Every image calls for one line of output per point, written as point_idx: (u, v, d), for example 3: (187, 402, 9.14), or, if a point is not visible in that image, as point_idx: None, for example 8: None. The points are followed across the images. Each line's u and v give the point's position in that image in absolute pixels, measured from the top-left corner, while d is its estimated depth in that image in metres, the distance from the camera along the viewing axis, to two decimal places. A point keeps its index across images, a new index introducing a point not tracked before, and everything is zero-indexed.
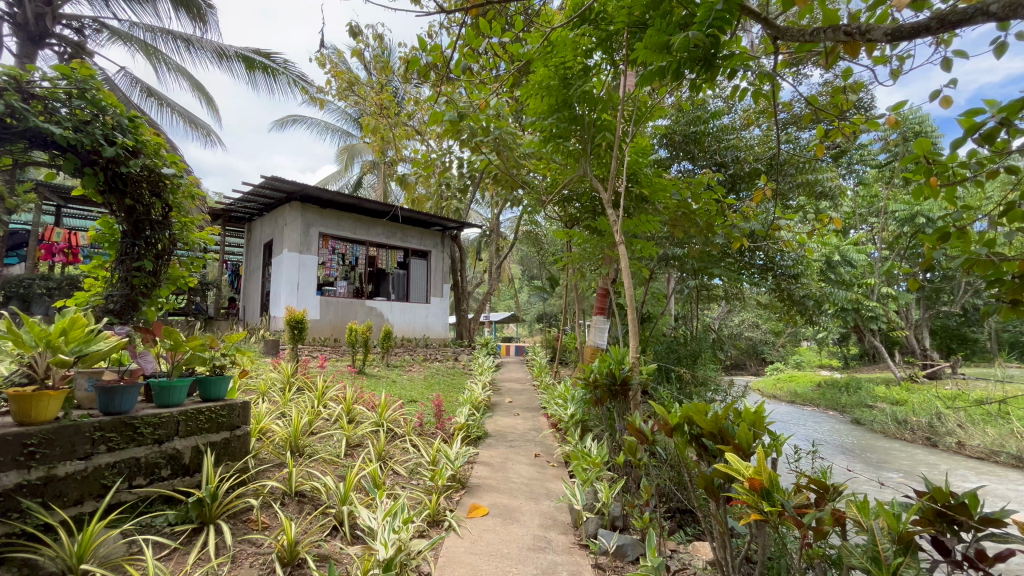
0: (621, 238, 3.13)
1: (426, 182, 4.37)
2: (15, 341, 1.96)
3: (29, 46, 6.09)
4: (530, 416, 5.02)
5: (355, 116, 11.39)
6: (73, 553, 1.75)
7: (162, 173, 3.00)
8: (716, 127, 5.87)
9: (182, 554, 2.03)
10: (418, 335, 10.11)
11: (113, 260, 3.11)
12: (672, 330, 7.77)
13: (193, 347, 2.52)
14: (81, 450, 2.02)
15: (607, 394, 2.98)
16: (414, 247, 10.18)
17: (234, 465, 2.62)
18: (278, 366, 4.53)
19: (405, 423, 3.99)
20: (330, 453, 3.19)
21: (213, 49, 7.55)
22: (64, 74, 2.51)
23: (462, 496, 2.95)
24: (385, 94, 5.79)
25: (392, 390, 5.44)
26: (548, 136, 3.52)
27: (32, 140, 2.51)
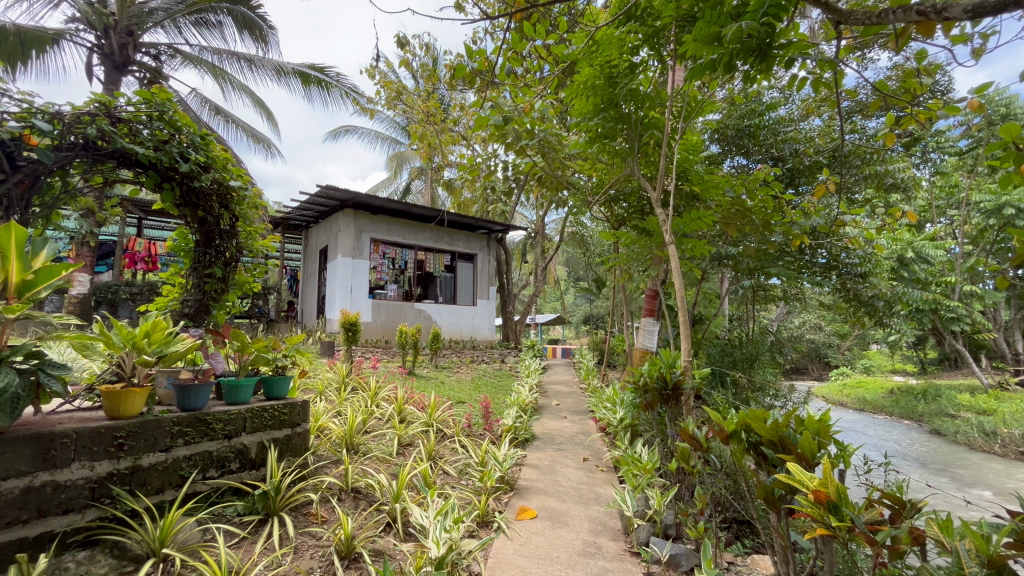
0: (671, 237, 3.02)
1: (472, 187, 4.43)
2: (107, 342, 2.15)
3: (114, 73, 6.72)
4: (578, 419, 4.98)
5: (403, 124, 11.74)
6: (156, 538, 1.91)
7: (229, 186, 3.20)
8: (772, 119, 5.60)
9: (250, 543, 2.16)
10: (466, 337, 10.26)
11: (187, 268, 3.36)
12: (726, 332, 7.47)
13: (257, 348, 2.69)
14: (162, 443, 2.20)
15: (657, 398, 2.90)
16: (461, 251, 10.36)
17: (295, 460, 2.76)
18: (334, 367, 4.74)
19: (454, 424, 4.07)
20: (384, 452, 3.29)
21: (273, 66, 8.02)
22: (146, 98, 2.74)
23: (510, 498, 2.96)
24: (432, 102, 5.94)
25: (441, 391, 5.54)
26: (594, 136, 3.50)
27: (119, 159, 2.76)
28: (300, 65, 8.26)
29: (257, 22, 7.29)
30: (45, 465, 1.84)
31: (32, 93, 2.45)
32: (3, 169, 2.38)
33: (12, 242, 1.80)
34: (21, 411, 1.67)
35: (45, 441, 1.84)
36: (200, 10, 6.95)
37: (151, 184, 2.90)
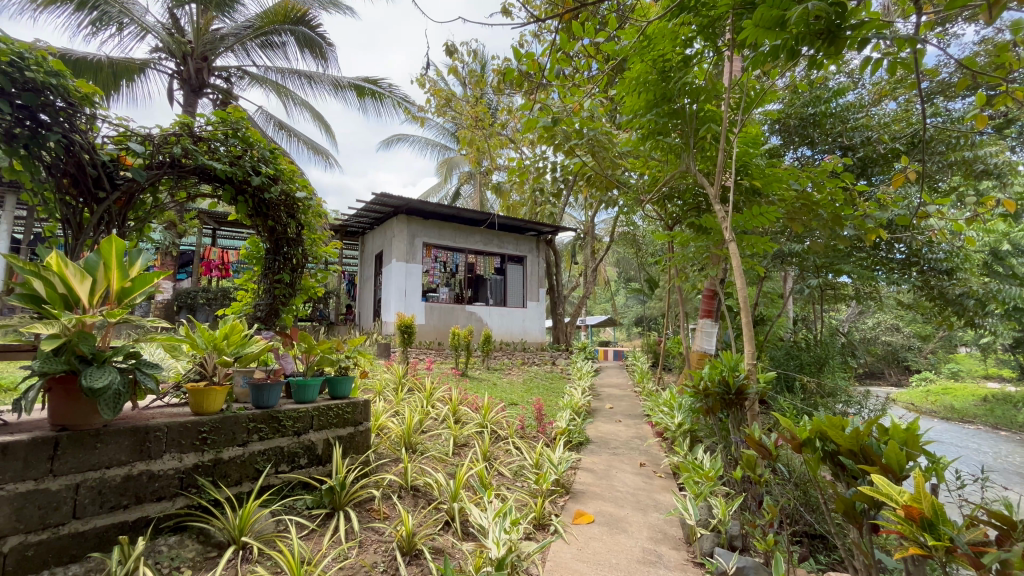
0: (732, 235, 2.87)
1: (521, 190, 4.45)
2: (192, 343, 2.33)
3: (191, 96, 7.29)
4: (633, 423, 4.86)
5: (452, 130, 11.99)
6: (236, 526, 2.06)
7: (295, 197, 3.38)
8: (839, 106, 5.25)
9: (319, 536, 2.27)
10: (517, 339, 10.31)
11: (259, 274, 3.58)
12: (791, 333, 7.05)
13: (322, 350, 2.84)
14: (240, 438, 2.36)
15: (719, 403, 2.79)
16: (510, 253, 10.43)
17: (358, 457, 2.88)
18: (391, 368, 4.90)
19: (507, 425, 4.09)
20: (440, 451, 3.36)
21: (331, 81, 8.43)
22: (222, 118, 2.96)
23: (567, 501, 2.94)
24: (480, 107, 6.02)
25: (493, 392, 5.60)
26: (646, 133, 3.41)
27: (200, 175, 2.99)
28: (355, 79, 8.64)
29: (317, 40, 7.69)
30: (142, 456, 2.02)
31: (125, 118, 2.70)
32: (104, 188, 2.65)
33: (111, 253, 1.99)
34: (122, 406, 1.84)
35: (140, 434, 2.01)
36: (266, 32, 7.42)
37: (227, 197, 3.12)
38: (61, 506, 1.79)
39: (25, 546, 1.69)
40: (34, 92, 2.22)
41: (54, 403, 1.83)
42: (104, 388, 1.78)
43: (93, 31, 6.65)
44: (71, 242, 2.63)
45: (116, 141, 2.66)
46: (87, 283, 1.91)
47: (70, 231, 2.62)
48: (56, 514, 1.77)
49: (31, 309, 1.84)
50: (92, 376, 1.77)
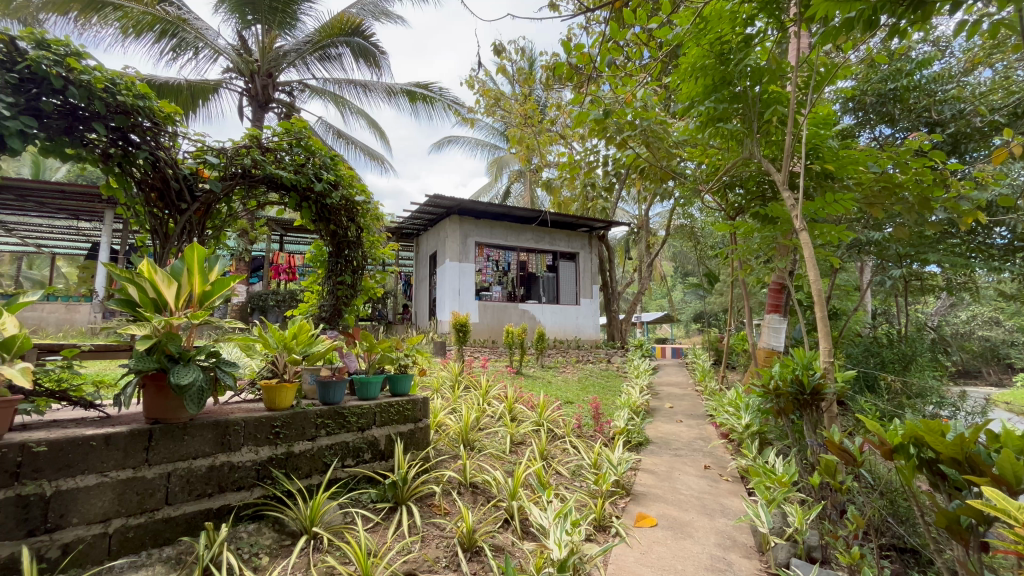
0: (802, 223, 2.65)
1: (571, 186, 4.36)
2: (265, 343, 2.48)
3: (258, 111, 7.76)
4: (695, 423, 4.68)
5: (502, 129, 12.07)
6: (307, 517, 2.17)
7: (355, 202, 3.51)
8: (925, 78, 4.77)
9: (383, 528, 2.35)
10: (571, 337, 10.21)
11: (323, 276, 3.74)
12: (871, 329, 6.50)
13: (383, 349, 2.94)
14: (309, 432, 2.48)
15: (792, 403, 2.60)
16: (562, 250, 10.35)
17: (418, 453, 2.94)
18: (448, 366, 4.99)
19: (564, 424, 4.05)
20: (498, 449, 3.38)
21: (384, 88, 8.70)
22: (286, 129, 3.13)
23: (628, 503, 2.87)
24: (529, 104, 5.99)
25: (549, 391, 5.57)
26: (704, 121, 3.25)
27: (268, 183, 3.17)
28: (407, 85, 8.86)
29: (371, 49, 7.95)
30: (223, 448, 2.16)
31: (202, 134, 2.90)
32: (186, 200, 2.87)
33: (194, 259, 2.16)
34: (205, 401, 1.99)
35: (221, 427, 2.16)
36: (323, 45, 7.77)
37: (293, 204, 3.29)
38: (156, 493, 1.95)
39: (127, 528, 1.86)
40: (125, 115, 2.42)
41: (147, 399, 1.99)
42: (189, 385, 1.93)
43: (173, 57, 7.24)
44: (159, 251, 2.86)
45: (195, 155, 2.87)
46: (173, 288, 2.08)
47: (158, 241, 2.86)
48: (151, 500, 1.93)
49: (127, 312, 2.02)
50: (179, 373, 1.91)
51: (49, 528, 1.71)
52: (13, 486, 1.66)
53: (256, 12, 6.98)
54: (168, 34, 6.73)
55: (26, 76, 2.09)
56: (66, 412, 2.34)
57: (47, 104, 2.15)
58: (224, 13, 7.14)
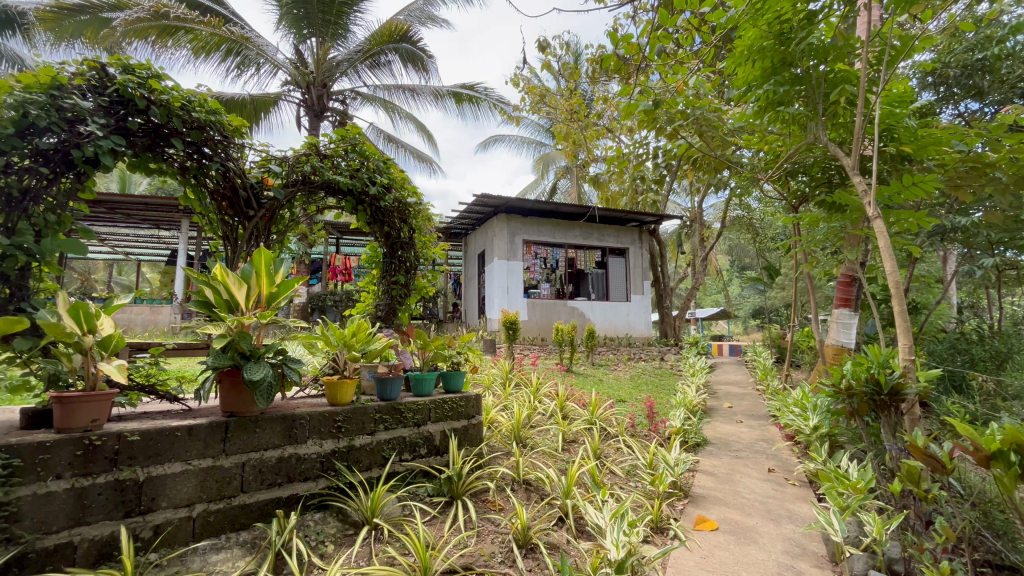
0: (876, 210, 2.45)
1: (620, 180, 4.25)
2: (327, 341, 2.60)
3: (314, 120, 8.13)
4: (757, 424, 4.46)
5: (548, 126, 12.02)
6: (368, 508, 2.26)
7: (407, 203, 3.60)
8: (1020, 44, 4.29)
9: (440, 522, 2.41)
10: (622, 334, 10.02)
11: (377, 276, 3.87)
12: (957, 323, 5.93)
13: (436, 346, 3.01)
14: (368, 427, 2.58)
15: (867, 405, 2.42)
16: (611, 246, 10.17)
17: (473, 449, 2.99)
18: (498, 364, 5.04)
19: (617, 423, 3.98)
20: (550, 447, 3.38)
21: (432, 92, 8.88)
22: (342, 136, 3.27)
23: (686, 506, 2.78)
24: (575, 99, 5.93)
25: (600, 389, 5.49)
26: (763, 105, 3.07)
27: (326, 189, 3.31)
28: (454, 86, 9.00)
29: (419, 54, 8.14)
30: (291, 441, 2.29)
31: (267, 144, 3.08)
32: (253, 207, 3.04)
33: (261, 262, 2.30)
34: (274, 396, 2.11)
35: (289, 421, 2.29)
36: (373, 53, 8.02)
37: (350, 207, 3.43)
38: (232, 481, 2.09)
39: (208, 513, 2.00)
40: (198, 129, 2.61)
41: (223, 393, 2.14)
42: (260, 380, 2.05)
43: (238, 74, 7.74)
44: (230, 255, 3.06)
45: (260, 164, 3.05)
46: (244, 289, 2.21)
47: (229, 246, 3.05)
48: (229, 488, 2.08)
49: (204, 313, 2.18)
50: (250, 370, 2.04)
51: (143, 510, 1.87)
52: (112, 471, 1.83)
53: (311, 26, 7.35)
54: (234, 52, 7.20)
55: (115, 98, 2.29)
56: (155, 404, 2.56)
57: (133, 123, 2.35)
58: (283, 30, 7.55)
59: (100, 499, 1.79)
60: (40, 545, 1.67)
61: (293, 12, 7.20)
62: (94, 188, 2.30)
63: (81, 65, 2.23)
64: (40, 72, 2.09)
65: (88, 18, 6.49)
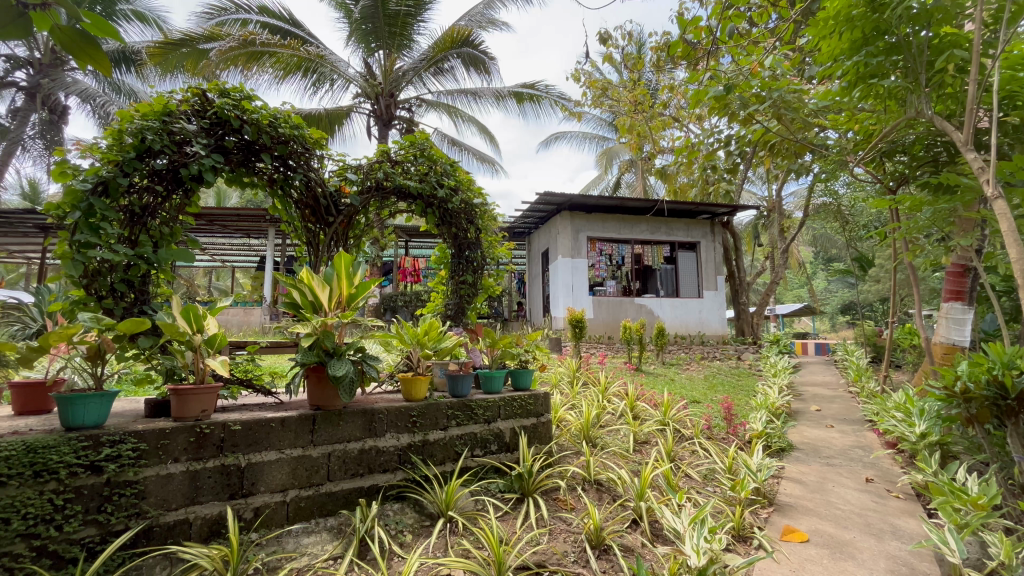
0: (997, 187, 2.14)
1: (690, 171, 4.06)
2: (401, 339, 2.72)
3: (383, 128, 8.52)
4: (851, 429, 4.09)
5: (610, 119, 11.78)
6: (443, 501, 2.34)
7: (473, 204, 3.67)
8: None
9: (512, 518, 2.44)
10: (694, 332, 9.59)
11: (446, 276, 3.96)
12: None
13: (504, 344, 3.04)
14: (441, 422, 2.65)
15: (987, 412, 2.21)
16: (681, 240, 9.75)
17: (543, 447, 2.98)
18: (565, 362, 5.00)
19: (692, 425, 3.81)
20: (621, 447, 3.31)
21: (493, 93, 8.97)
22: (410, 141, 3.40)
23: (771, 514, 2.61)
24: (639, 90, 5.74)
25: (672, 389, 5.29)
26: (852, 80, 2.79)
27: (398, 194, 3.45)
28: (515, 86, 9.06)
29: (480, 57, 8.27)
30: (371, 434, 2.41)
31: (343, 153, 3.26)
32: (332, 213, 3.21)
33: (342, 265, 2.44)
34: (355, 391, 2.25)
35: (368, 415, 2.41)
36: (437, 60, 8.26)
37: (420, 210, 3.55)
38: (320, 470, 2.23)
39: (299, 499, 2.16)
40: (284, 144, 2.82)
41: (311, 387, 2.30)
42: (343, 376, 2.19)
43: (314, 91, 8.28)
44: (313, 259, 3.26)
45: (338, 173, 3.24)
46: (327, 291, 2.37)
47: (311, 250, 3.23)
48: (317, 476, 2.22)
49: (294, 313, 2.36)
50: (334, 366, 2.20)
51: (245, 493, 2.05)
52: (219, 457, 2.02)
53: (378, 40, 7.69)
54: (310, 70, 7.72)
55: (214, 120, 2.56)
56: (252, 397, 2.80)
57: (230, 141, 2.60)
58: (353, 45, 7.98)
59: (209, 481, 1.99)
60: (163, 520, 1.89)
61: (361, 27, 7.56)
62: (199, 202, 2.57)
63: (186, 92, 2.50)
64: (154, 101, 2.38)
65: (187, 50, 7.21)
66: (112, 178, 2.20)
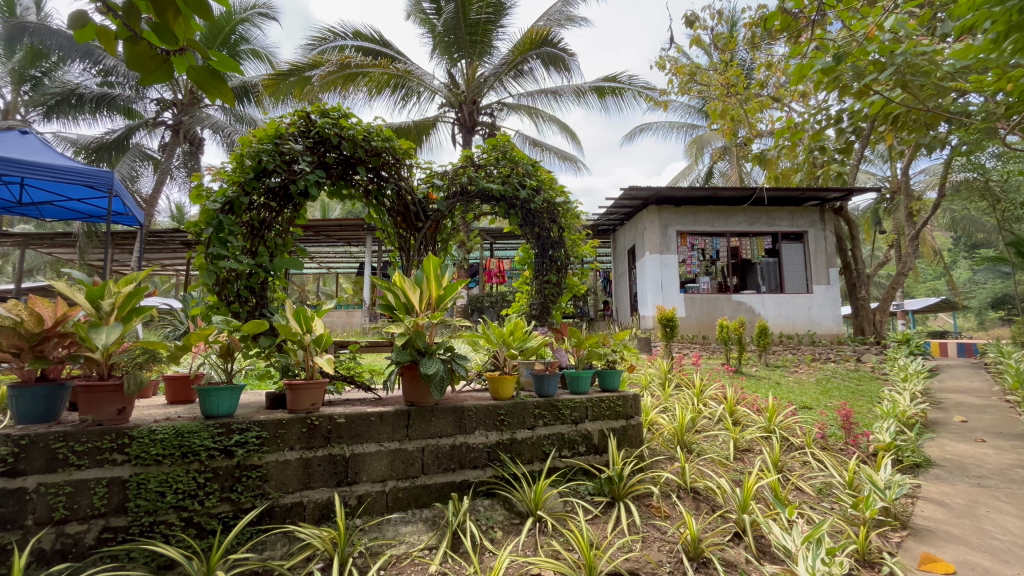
0: None
1: (793, 154, 3.69)
2: (488, 338, 2.77)
3: (467, 135, 8.79)
4: (1011, 445, 3.45)
5: (699, 105, 11.11)
6: (532, 501, 2.35)
7: (556, 203, 3.65)
8: None
9: (602, 522, 2.39)
10: (802, 331, 8.71)
11: (530, 276, 3.96)
12: None
13: (590, 344, 2.97)
14: (528, 422, 2.66)
15: None
16: (784, 230, 8.92)
17: (633, 451, 2.87)
18: (656, 363, 4.77)
19: (802, 433, 3.46)
20: (720, 455, 3.10)
21: (574, 90, 8.85)
22: (493, 145, 3.48)
23: (905, 539, 2.28)
24: (731, 71, 5.34)
25: (778, 393, 4.84)
26: (1002, 33, 2.35)
27: (481, 197, 3.52)
28: (596, 81, 8.87)
29: (560, 55, 8.21)
30: (461, 430, 2.48)
31: (430, 161, 3.40)
32: (421, 219, 3.34)
33: (431, 268, 2.55)
34: (446, 389, 2.33)
35: (458, 412, 2.49)
36: (517, 63, 8.35)
37: (503, 212, 3.60)
38: (415, 463, 2.35)
39: (397, 489, 2.29)
40: (377, 156, 3.01)
41: (406, 385, 2.43)
42: (434, 374, 2.30)
43: (403, 105, 8.76)
44: (405, 263, 3.42)
45: (426, 180, 3.38)
46: (418, 293, 2.49)
47: (403, 255, 3.39)
48: (413, 468, 2.34)
49: (390, 314, 2.51)
50: (426, 364, 2.31)
51: (349, 482, 2.22)
52: (327, 446, 2.21)
53: (460, 49, 7.94)
54: (399, 86, 8.21)
55: (317, 139, 2.81)
56: (355, 393, 3.01)
57: (330, 157, 2.85)
58: (437, 58, 8.32)
59: (319, 469, 2.17)
60: (282, 501, 2.10)
61: (445, 39, 7.87)
62: (306, 215, 2.83)
63: (293, 116, 2.77)
64: (268, 126, 2.66)
65: (295, 79, 8.00)
66: (237, 198, 2.50)
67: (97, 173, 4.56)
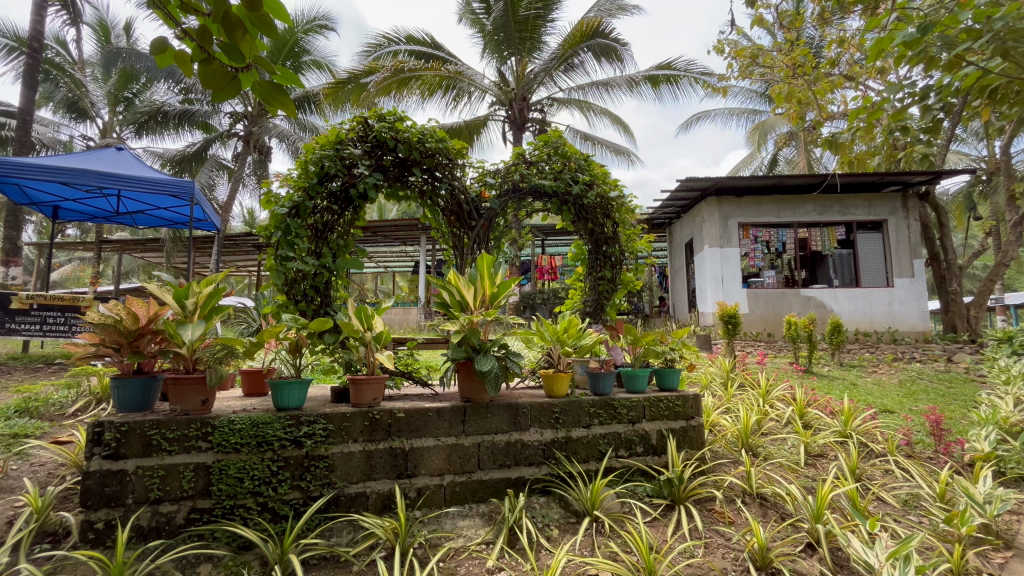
0: None
1: (870, 136, 3.40)
2: (542, 336, 2.76)
3: (517, 132, 8.80)
4: None
5: (762, 89, 10.49)
6: (588, 500, 2.33)
7: (610, 197, 3.57)
8: None
9: (662, 525, 2.32)
10: (882, 328, 8.03)
11: (583, 272, 3.90)
12: None
13: (647, 342, 2.88)
14: (584, 420, 2.63)
15: None
16: (860, 219, 8.26)
17: (694, 453, 2.76)
18: (717, 362, 4.56)
19: (884, 438, 3.19)
20: (789, 460, 2.92)
21: (626, 80, 8.63)
22: (544, 141, 3.45)
23: (1008, 560, 2.06)
24: (798, 50, 4.98)
25: (856, 395, 4.48)
26: None
27: (534, 194, 3.50)
28: (650, 70, 8.60)
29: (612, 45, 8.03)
30: (516, 427, 2.49)
31: (482, 160, 3.43)
32: (474, 218, 3.34)
33: (484, 266, 2.57)
34: (501, 385, 2.35)
35: (513, 409, 2.50)
36: (567, 57, 8.26)
37: (555, 208, 3.57)
38: (471, 458, 2.38)
39: (455, 483, 2.33)
40: (431, 157, 3.08)
41: (462, 381, 2.47)
42: (489, 371, 2.32)
43: (455, 105, 8.91)
44: (459, 261, 3.47)
45: (478, 179, 3.41)
46: (472, 290, 2.52)
47: (457, 253, 3.43)
48: (469, 464, 2.38)
49: (445, 311, 2.56)
50: (480, 361, 2.33)
51: (409, 474, 2.29)
52: (388, 440, 2.29)
53: (510, 47, 7.95)
54: (451, 87, 8.36)
55: (375, 143, 2.91)
56: (413, 388, 3.10)
57: (387, 160, 2.94)
58: (487, 57, 8.38)
59: (381, 461, 2.26)
60: (347, 491, 2.19)
61: (495, 38, 7.92)
62: (365, 216, 2.94)
63: (352, 121, 2.88)
64: (329, 133, 2.79)
65: (353, 86, 8.34)
66: (302, 203, 2.64)
67: (181, 183, 4.95)
